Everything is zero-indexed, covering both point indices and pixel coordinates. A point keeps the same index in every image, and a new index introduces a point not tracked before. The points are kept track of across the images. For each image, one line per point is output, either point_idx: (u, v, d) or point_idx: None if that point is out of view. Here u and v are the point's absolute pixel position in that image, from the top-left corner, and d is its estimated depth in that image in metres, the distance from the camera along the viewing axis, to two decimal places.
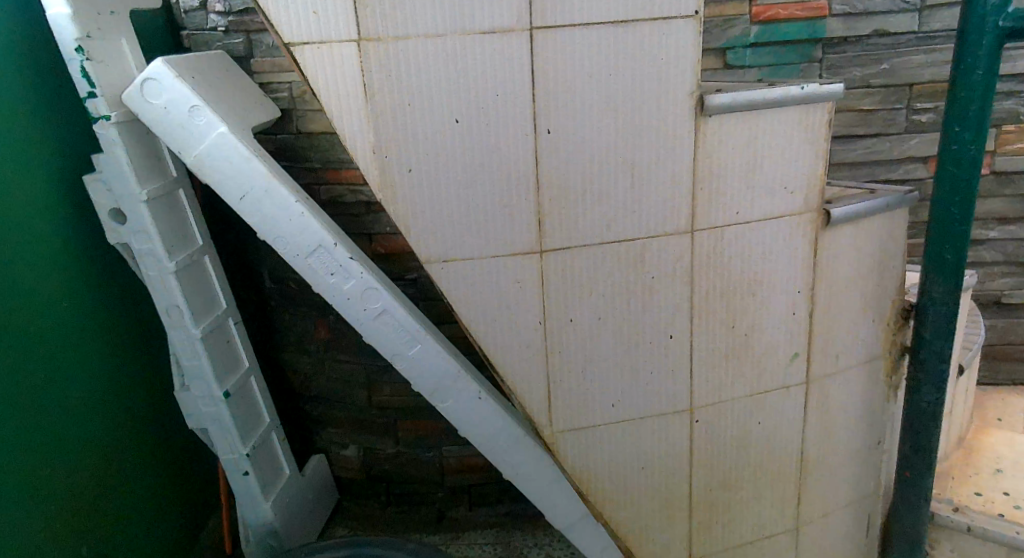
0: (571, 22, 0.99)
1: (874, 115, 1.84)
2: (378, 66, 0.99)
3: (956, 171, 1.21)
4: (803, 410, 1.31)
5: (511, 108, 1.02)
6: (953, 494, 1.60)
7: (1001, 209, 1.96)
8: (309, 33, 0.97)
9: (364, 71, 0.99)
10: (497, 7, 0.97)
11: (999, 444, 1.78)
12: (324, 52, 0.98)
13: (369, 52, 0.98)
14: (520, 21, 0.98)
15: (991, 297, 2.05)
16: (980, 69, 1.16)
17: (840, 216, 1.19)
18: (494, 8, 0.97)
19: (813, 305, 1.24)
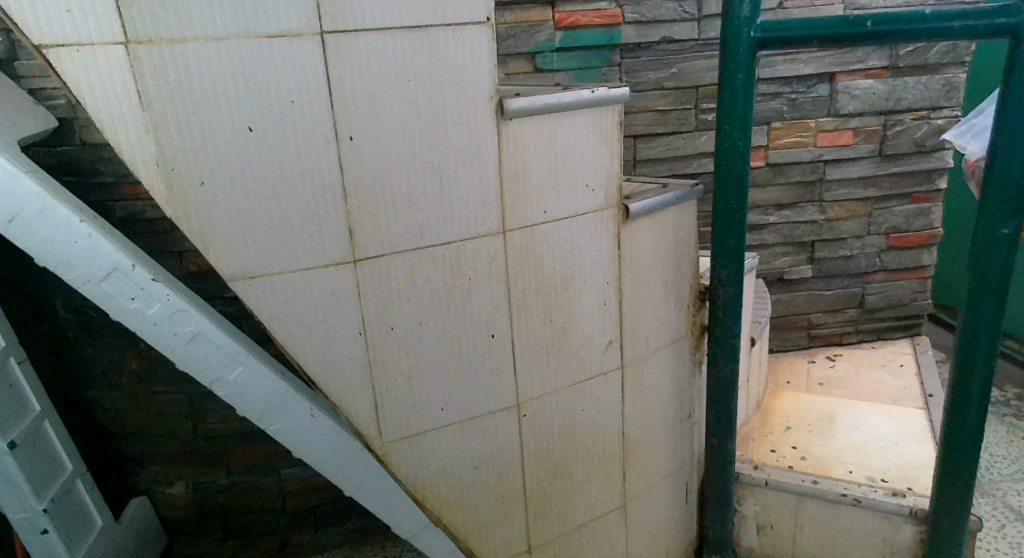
0: (364, 27, 0.98)
1: (669, 115, 2.00)
2: (152, 71, 0.92)
3: (730, 164, 1.35)
4: (620, 394, 1.39)
5: (310, 116, 0.99)
6: (753, 453, 1.80)
7: (777, 196, 2.21)
8: (64, 34, 0.89)
9: (135, 76, 0.92)
10: (282, 10, 0.94)
11: (788, 404, 2.03)
12: (85, 55, 0.91)
13: (139, 56, 0.91)
14: (310, 25, 0.96)
15: (776, 273, 2.30)
16: (740, 74, 1.29)
17: (638, 210, 1.28)
18: (279, 11, 0.94)
19: (622, 295, 1.32)
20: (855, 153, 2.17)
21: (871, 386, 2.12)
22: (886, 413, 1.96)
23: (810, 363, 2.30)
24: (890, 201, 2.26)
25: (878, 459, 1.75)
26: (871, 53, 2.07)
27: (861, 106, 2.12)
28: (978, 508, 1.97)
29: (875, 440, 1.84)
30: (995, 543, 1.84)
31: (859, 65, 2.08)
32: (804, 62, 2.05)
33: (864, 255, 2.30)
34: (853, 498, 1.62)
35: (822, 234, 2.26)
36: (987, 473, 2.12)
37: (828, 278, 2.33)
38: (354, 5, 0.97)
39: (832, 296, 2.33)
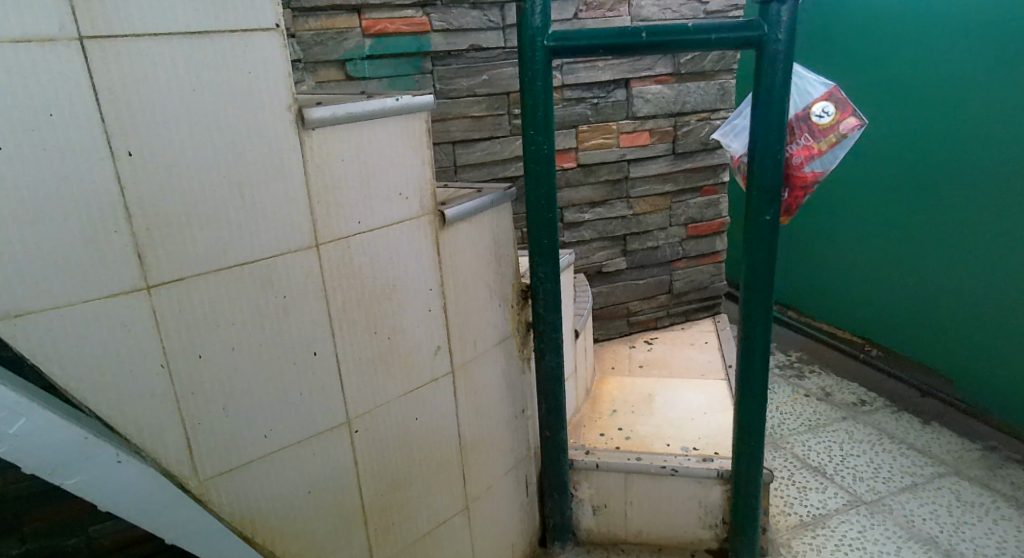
0: (133, 31, 0.92)
1: (484, 121, 2.04)
2: None
3: (538, 167, 1.42)
4: (453, 398, 1.40)
5: (75, 130, 0.91)
6: (584, 439, 1.89)
7: (589, 195, 2.34)
8: None
9: None
10: (31, 13, 0.85)
11: (614, 389, 2.16)
12: None
13: None
14: (65, 29, 0.88)
15: (594, 267, 2.43)
16: (539, 80, 1.38)
17: (454, 215, 1.30)
18: (27, 14, 0.85)
19: (446, 300, 1.34)
20: (652, 152, 2.35)
21: (682, 364, 2.31)
22: (696, 387, 2.14)
23: (631, 347, 2.46)
24: (686, 195, 2.47)
25: (690, 429, 1.91)
26: (658, 60, 2.25)
27: (654, 109, 2.30)
28: (774, 461, 2.21)
29: (687, 412, 2.00)
30: (787, 489, 2.07)
31: (648, 72, 2.25)
32: (602, 69, 2.19)
33: (668, 244, 2.49)
34: (671, 469, 1.75)
35: (631, 228, 2.42)
36: (779, 429, 2.38)
37: (640, 268, 2.49)
38: (119, 7, 0.90)
39: (645, 285, 2.51)
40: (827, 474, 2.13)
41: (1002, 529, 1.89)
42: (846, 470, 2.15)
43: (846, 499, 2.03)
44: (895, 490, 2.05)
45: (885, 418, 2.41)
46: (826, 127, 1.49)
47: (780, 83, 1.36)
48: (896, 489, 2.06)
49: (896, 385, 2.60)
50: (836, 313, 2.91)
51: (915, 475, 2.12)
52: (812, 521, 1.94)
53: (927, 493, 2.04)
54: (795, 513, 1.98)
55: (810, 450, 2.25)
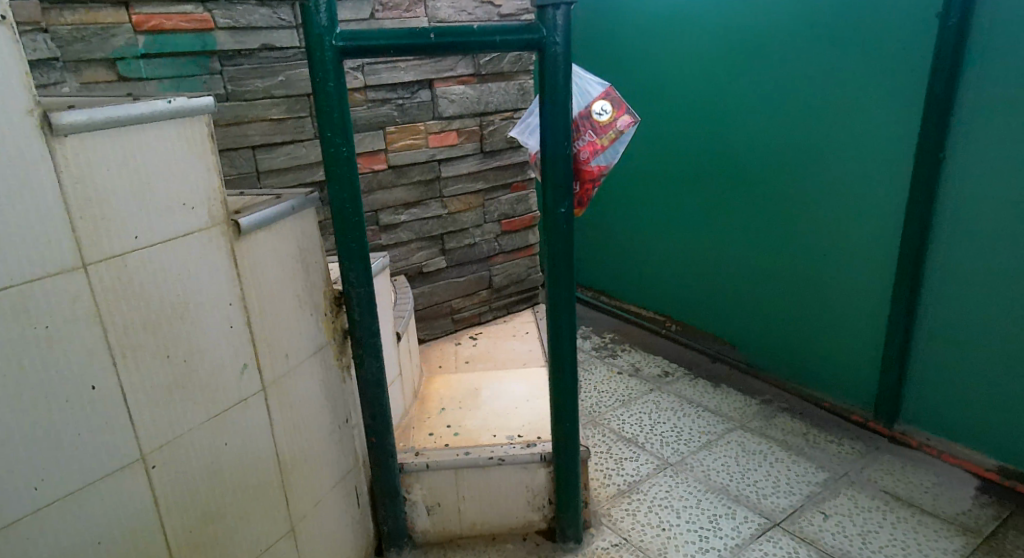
0: None
1: (285, 124, 1.96)
2: None
3: (339, 169, 1.39)
4: (266, 416, 1.33)
5: None
6: (414, 441, 1.89)
7: (403, 196, 2.32)
8: None
9: None
10: None
11: (441, 387, 2.18)
12: None
13: None
14: None
15: (415, 268, 2.42)
16: (331, 81, 1.35)
17: (250, 224, 1.23)
18: None
19: (249, 314, 1.27)
20: (461, 151, 2.38)
21: (505, 355, 2.37)
22: (517, 377, 2.21)
23: (457, 345, 2.49)
24: (497, 192, 2.53)
25: (514, 418, 1.97)
26: (458, 61, 2.28)
27: (459, 109, 2.33)
28: (593, 438, 2.33)
29: (511, 402, 2.07)
30: (604, 462, 2.21)
31: (450, 72, 2.28)
32: (404, 70, 2.18)
33: (484, 241, 2.54)
34: (498, 459, 1.79)
35: (448, 227, 2.44)
36: (596, 407, 2.52)
37: (459, 266, 2.52)
38: None
39: (465, 282, 2.54)
40: (639, 443, 2.30)
41: (777, 469, 2.14)
42: (655, 437, 2.33)
43: (655, 464, 2.20)
44: (695, 449, 2.26)
45: (685, 386, 2.63)
46: (605, 124, 1.60)
47: (561, 85, 1.44)
48: (695, 448, 2.26)
49: (694, 354, 2.85)
50: (640, 294, 3.12)
51: (710, 433, 2.34)
52: (627, 488, 2.08)
53: (720, 448, 2.26)
54: (613, 482, 2.11)
55: (624, 423, 2.41)
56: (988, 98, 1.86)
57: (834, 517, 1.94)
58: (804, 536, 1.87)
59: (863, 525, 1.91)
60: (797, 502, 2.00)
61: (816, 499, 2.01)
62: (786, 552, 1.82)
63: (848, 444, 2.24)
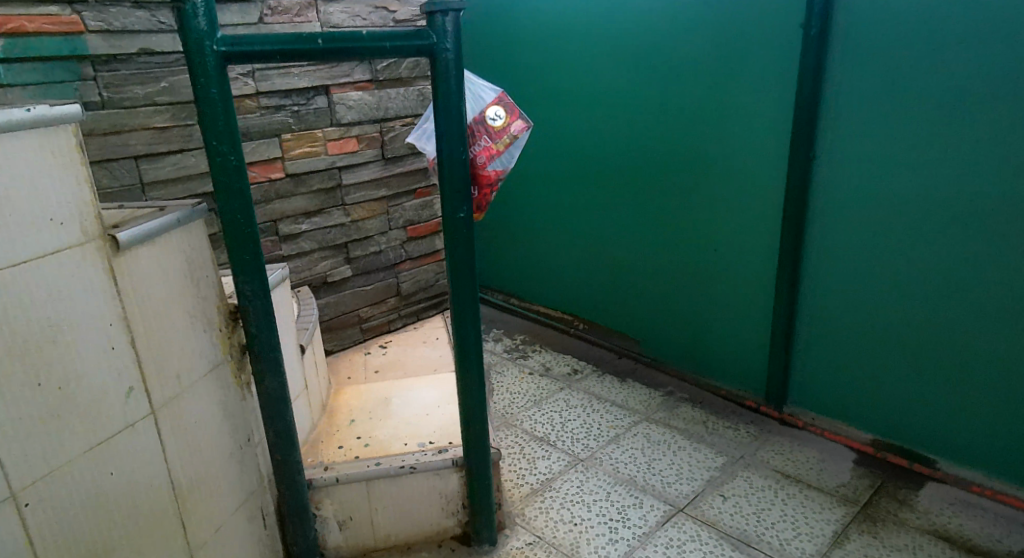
0: None
1: (170, 132, 1.87)
2: None
3: (227, 179, 1.34)
4: (158, 441, 1.27)
5: None
6: (323, 456, 1.85)
7: (303, 205, 2.26)
8: None
9: None
10: None
11: (350, 398, 2.13)
12: None
13: None
14: None
15: (319, 279, 2.36)
16: (214, 87, 1.30)
17: (129, 239, 1.18)
18: None
19: (133, 334, 1.21)
20: (362, 158, 2.34)
21: (414, 362, 2.35)
22: (427, 384, 2.19)
23: (367, 354, 2.44)
24: (401, 199, 2.50)
25: (425, 426, 1.96)
26: (355, 67, 2.25)
27: (357, 116, 2.29)
28: (505, 439, 2.34)
29: (422, 409, 2.05)
30: (517, 462, 2.22)
31: (347, 78, 2.24)
32: (297, 76, 2.13)
33: (390, 248, 2.51)
34: (410, 467, 1.78)
35: (352, 235, 2.40)
36: (508, 408, 2.53)
37: (365, 275, 2.48)
38: None
39: (371, 290, 2.50)
40: (550, 442, 2.32)
41: (680, 458, 2.22)
42: (565, 434, 2.36)
43: (566, 460, 2.23)
44: (603, 444, 2.30)
45: (593, 382, 2.68)
46: (500, 129, 1.62)
47: (454, 91, 1.45)
48: (604, 442, 2.31)
49: (600, 352, 2.92)
50: (547, 294, 3.16)
51: (618, 426, 2.39)
52: (540, 487, 2.10)
53: (628, 441, 2.31)
54: (525, 482, 2.13)
55: (536, 423, 2.43)
56: (851, 97, 1.99)
57: (732, 498, 2.03)
58: (706, 519, 1.95)
59: (758, 504, 2.00)
60: (698, 487, 2.08)
61: (715, 482, 2.10)
62: (690, 536, 1.89)
63: (743, 428, 2.35)
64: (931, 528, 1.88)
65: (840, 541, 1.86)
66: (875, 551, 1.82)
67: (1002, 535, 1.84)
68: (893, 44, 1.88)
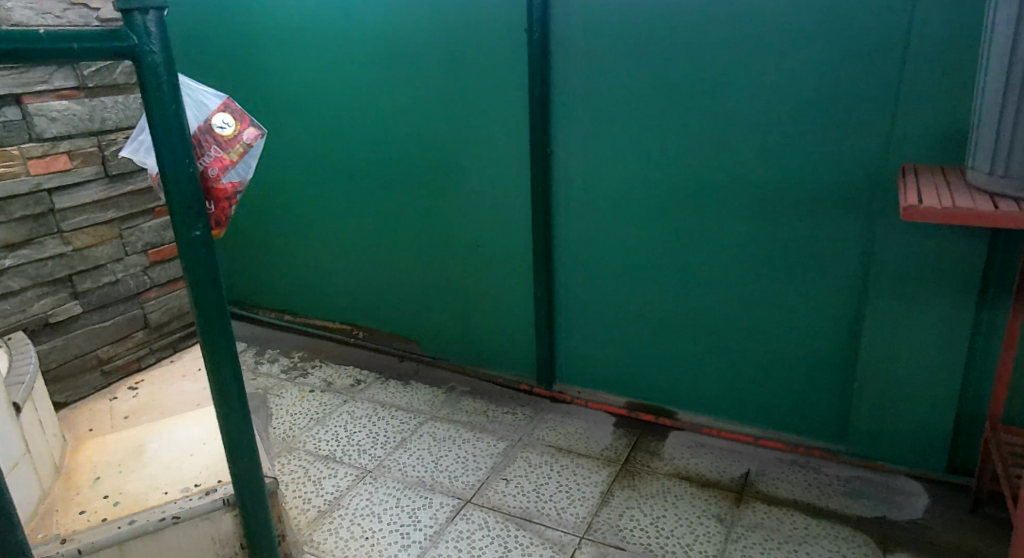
0: None
1: None
2: None
3: None
4: None
5: None
6: (59, 528, 1.57)
7: (4, 237, 1.90)
8: None
9: None
10: None
11: (93, 454, 1.84)
12: None
13: None
14: None
15: (38, 321, 2.01)
16: None
17: None
18: None
19: None
20: (78, 177, 2.03)
21: (169, 401, 2.10)
22: (187, 422, 1.96)
23: (112, 400, 2.13)
24: (136, 220, 2.21)
25: (188, 468, 1.75)
26: (52, 73, 1.94)
27: (64, 129, 1.98)
28: (287, 465, 2.18)
29: (182, 451, 1.83)
30: (300, 487, 2.07)
31: (43, 86, 1.92)
32: None
33: (128, 277, 2.21)
34: (173, 517, 1.58)
35: (76, 265, 2.07)
36: (287, 431, 2.35)
37: (100, 309, 2.16)
38: None
39: (110, 326, 2.19)
40: (338, 458, 2.20)
41: (465, 450, 2.22)
42: (351, 448, 2.25)
43: (354, 474, 2.12)
44: (390, 451, 2.23)
45: (377, 390, 2.60)
46: (230, 138, 1.46)
47: (169, 97, 1.28)
48: (391, 449, 2.24)
49: (383, 357, 2.82)
50: (319, 306, 3.00)
51: (404, 430, 2.34)
52: (328, 508, 1.98)
53: (415, 443, 2.26)
54: (312, 505, 1.99)
55: (320, 441, 2.29)
56: (579, 89, 2.13)
57: (514, 480, 2.07)
58: (492, 505, 1.96)
59: (536, 480, 2.06)
60: (482, 476, 2.09)
61: (498, 467, 2.13)
62: (478, 525, 1.89)
63: (519, 411, 2.41)
64: (676, 471, 2.07)
65: (606, 498, 1.98)
66: (635, 501, 1.96)
67: (726, 466, 2.08)
68: (607, 38, 2.04)
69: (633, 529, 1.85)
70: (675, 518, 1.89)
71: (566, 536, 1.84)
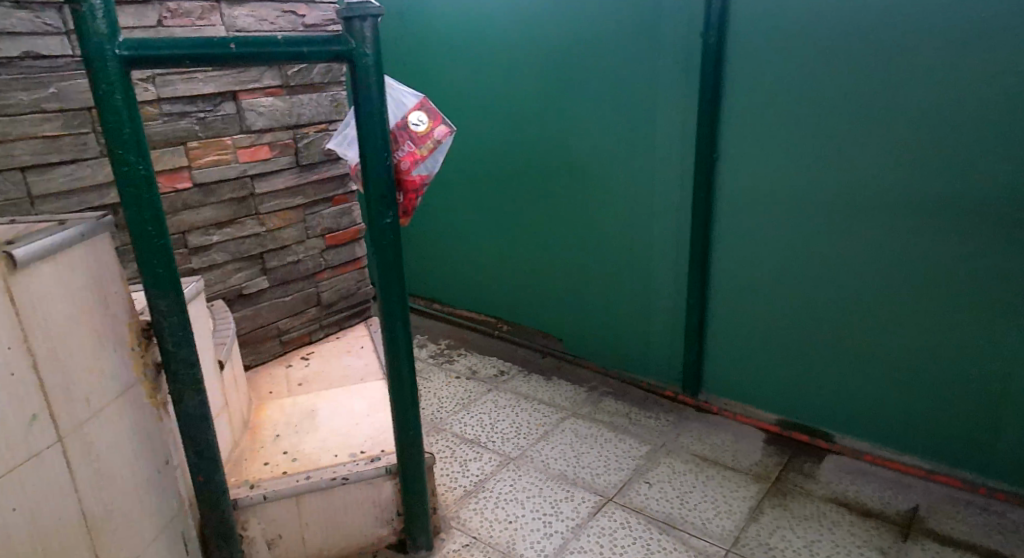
0: None
1: (62, 141, 1.70)
2: None
3: (137, 190, 1.28)
4: (67, 470, 1.21)
5: None
6: (248, 474, 1.77)
7: (214, 215, 2.11)
8: None
9: None
10: None
11: (274, 414, 2.04)
12: None
13: None
14: None
15: (233, 291, 2.21)
16: (117, 93, 1.22)
17: (26, 256, 1.12)
18: None
19: (34, 359, 1.15)
20: (275, 166, 2.21)
21: (336, 373, 2.26)
22: (349, 395, 2.13)
23: (287, 368, 2.32)
24: (318, 207, 2.36)
25: (355, 435, 1.92)
26: (264, 72, 2.11)
27: (268, 123, 2.16)
28: (435, 444, 2.32)
29: (351, 419, 2.00)
30: (448, 466, 2.20)
31: (256, 84, 2.10)
32: (202, 81, 1.99)
33: (308, 258, 2.37)
34: (342, 478, 1.74)
35: (267, 245, 2.25)
36: (437, 413, 2.49)
37: (284, 285, 2.34)
38: None
39: (292, 301, 2.36)
40: (482, 443, 2.31)
41: (607, 450, 2.25)
42: (496, 435, 2.36)
43: (498, 460, 2.23)
44: (533, 442, 2.31)
45: (519, 382, 2.69)
46: (423, 134, 1.54)
47: (376, 97, 1.40)
48: (534, 440, 2.32)
49: (525, 352, 2.92)
50: (467, 298, 3.16)
51: (546, 423, 2.41)
52: (472, 489, 2.09)
53: (557, 437, 2.33)
54: (458, 485, 2.11)
55: (465, 426, 2.41)
56: (749, 95, 2.09)
57: (657, 484, 2.08)
58: (633, 506, 1.99)
59: (680, 488, 2.06)
60: (625, 476, 2.12)
61: (641, 470, 2.14)
62: (619, 524, 1.93)
63: (663, 416, 2.41)
64: (834, 496, 1.99)
65: (754, 515, 1.94)
66: (786, 521, 1.91)
67: (891, 497, 1.97)
68: (785, 44, 1.99)
69: (784, 550, 1.81)
70: (831, 544, 1.82)
71: (710, 547, 1.83)
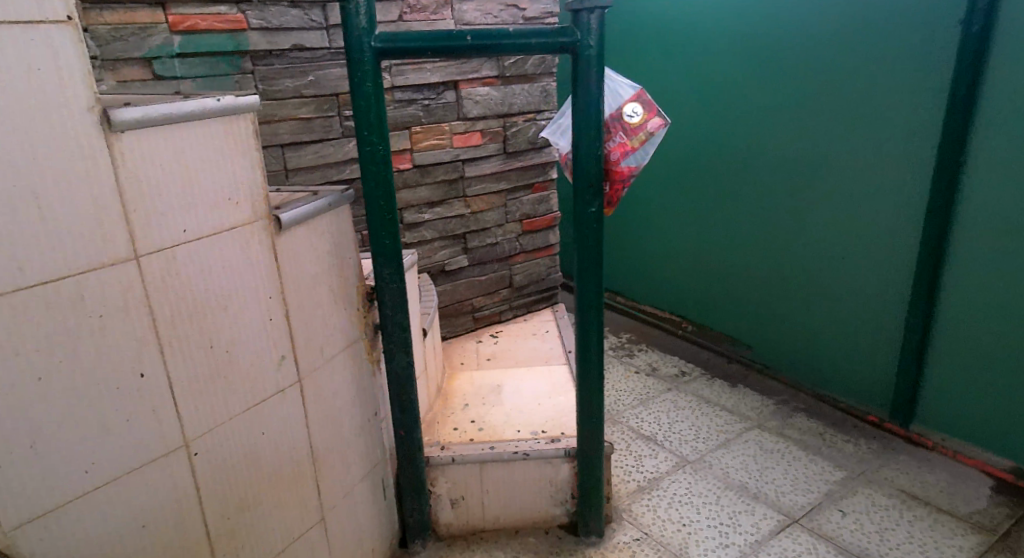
0: None
1: (314, 122, 1.93)
2: None
3: (376, 168, 1.43)
4: (302, 407, 1.39)
5: None
6: (439, 436, 1.91)
7: (427, 195, 2.29)
8: None
9: None
10: None
11: (465, 384, 2.19)
12: None
13: None
14: None
15: (436, 267, 2.38)
16: (369, 81, 1.38)
17: (289, 219, 1.30)
18: None
19: (287, 307, 1.33)
20: (484, 152, 2.34)
21: (524, 354, 2.36)
22: (534, 375, 2.22)
23: (477, 343, 2.46)
24: (518, 192, 2.48)
25: (536, 414, 2.00)
26: (484, 63, 2.25)
27: (482, 111, 2.29)
28: (612, 435, 2.35)
29: (532, 399, 2.08)
30: (625, 459, 2.23)
31: (476, 74, 2.24)
32: (430, 71, 2.16)
33: (505, 240, 2.49)
34: (523, 453, 1.82)
35: (470, 226, 2.40)
36: (615, 405, 2.53)
37: (481, 265, 2.48)
38: None
39: (486, 280, 2.50)
40: (659, 441, 2.31)
41: (795, 468, 2.16)
42: (673, 435, 2.35)
43: (674, 461, 2.22)
44: (713, 448, 2.27)
45: (702, 386, 2.65)
46: (636, 126, 1.57)
47: (596, 89, 1.44)
48: (714, 446, 2.28)
49: (710, 356, 2.87)
50: (655, 295, 3.15)
51: (727, 431, 2.35)
52: (647, 486, 2.10)
53: (738, 446, 2.28)
54: (633, 479, 2.13)
55: (643, 421, 2.43)
56: (1013, 96, 1.86)
57: (852, 514, 1.96)
58: (822, 533, 1.90)
59: (881, 523, 1.93)
60: (814, 499, 2.03)
61: (834, 496, 2.04)
62: (806, 548, 1.85)
63: (865, 444, 2.26)
64: None
65: None
66: None
67: None
68: None
69: None
70: None
71: None
